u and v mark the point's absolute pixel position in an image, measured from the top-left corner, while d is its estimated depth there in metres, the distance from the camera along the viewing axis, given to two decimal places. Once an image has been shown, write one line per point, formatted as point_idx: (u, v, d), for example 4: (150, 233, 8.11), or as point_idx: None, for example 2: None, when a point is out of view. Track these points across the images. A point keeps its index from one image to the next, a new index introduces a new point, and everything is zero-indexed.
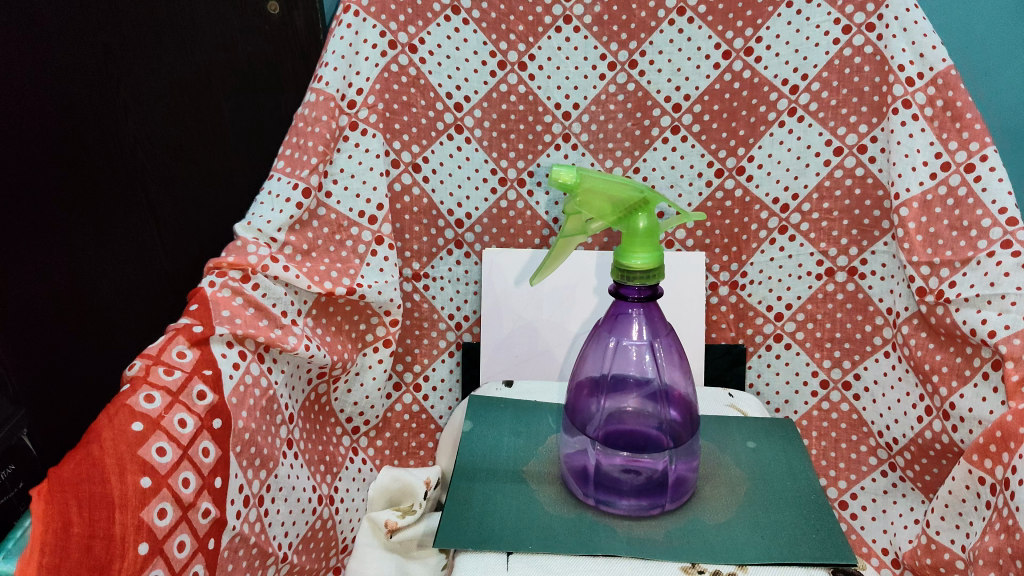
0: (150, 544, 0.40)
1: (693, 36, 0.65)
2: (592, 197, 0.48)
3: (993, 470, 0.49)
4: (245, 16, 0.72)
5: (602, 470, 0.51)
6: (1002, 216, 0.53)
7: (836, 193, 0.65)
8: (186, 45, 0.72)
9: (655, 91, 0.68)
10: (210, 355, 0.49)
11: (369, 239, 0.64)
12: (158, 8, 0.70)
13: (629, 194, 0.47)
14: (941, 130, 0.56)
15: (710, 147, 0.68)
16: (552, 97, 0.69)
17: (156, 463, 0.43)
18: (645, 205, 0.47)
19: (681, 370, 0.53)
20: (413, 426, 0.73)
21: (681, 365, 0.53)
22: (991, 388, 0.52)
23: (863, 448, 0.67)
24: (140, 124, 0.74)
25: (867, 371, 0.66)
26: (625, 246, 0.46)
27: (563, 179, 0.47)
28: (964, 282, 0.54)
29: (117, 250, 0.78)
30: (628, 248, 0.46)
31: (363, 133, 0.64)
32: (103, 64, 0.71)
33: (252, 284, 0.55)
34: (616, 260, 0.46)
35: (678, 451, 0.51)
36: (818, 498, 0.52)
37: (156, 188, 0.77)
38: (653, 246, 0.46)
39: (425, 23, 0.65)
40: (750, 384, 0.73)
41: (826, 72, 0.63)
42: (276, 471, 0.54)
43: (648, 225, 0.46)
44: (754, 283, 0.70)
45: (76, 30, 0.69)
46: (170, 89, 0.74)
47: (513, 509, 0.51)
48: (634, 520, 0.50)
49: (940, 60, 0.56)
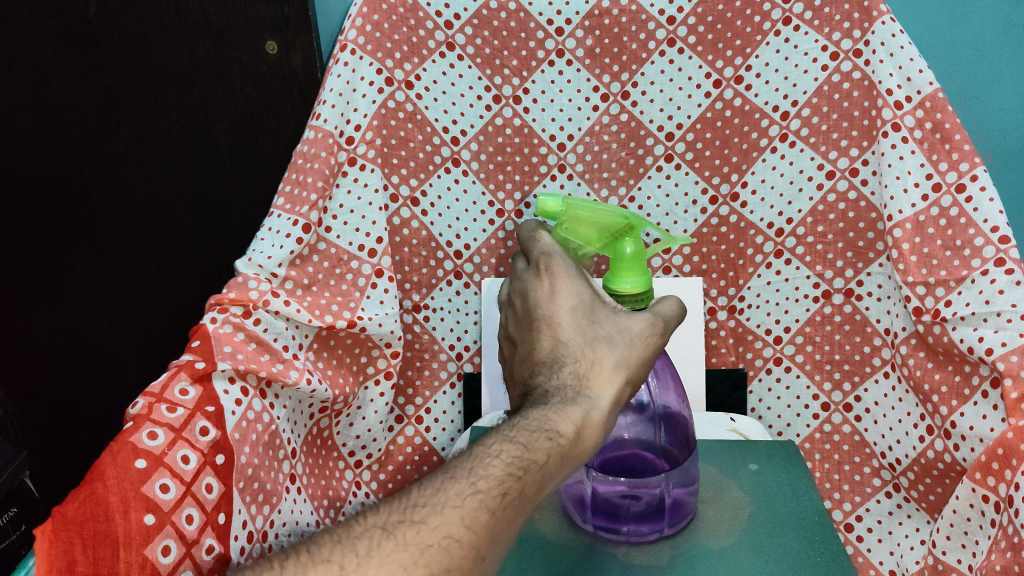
0: None
1: (683, 66, 0.67)
2: (579, 221, 0.54)
3: (997, 488, 0.49)
4: (246, 59, 0.72)
5: (599, 494, 0.51)
6: (994, 234, 0.53)
7: (830, 217, 0.66)
8: (187, 85, 0.73)
9: (648, 121, 0.69)
10: (212, 392, 0.50)
11: (369, 272, 0.65)
12: (159, 50, 0.71)
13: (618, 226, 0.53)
14: (931, 152, 0.57)
15: (704, 174, 0.69)
16: (547, 130, 0.70)
17: (160, 500, 0.43)
18: (629, 230, 0.52)
19: (675, 394, 0.55)
20: (417, 459, 0.72)
21: (675, 391, 0.55)
22: (991, 405, 0.52)
23: (866, 469, 0.66)
24: (140, 167, 0.76)
25: (868, 393, 0.66)
26: (614, 271, 0.50)
27: (549, 207, 0.54)
28: (960, 301, 0.55)
29: (119, 293, 0.82)
30: (617, 272, 0.50)
31: (361, 168, 0.65)
32: (104, 106, 0.73)
33: (254, 319, 0.55)
34: (607, 285, 0.50)
35: (673, 475, 0.51)
36: (822, 520, 0.52)
37: (154, 229, 0.80)
38: (639, 274, 0.50)
39: (421, 60, 0.66)
40: (751, 408, 0.72)
41: (816, 98, 0.64)
42: (280, 505, 0.54)
43: (634, 251, 0.50)
44: (752, 307, 0.70)
45: (77, 73, 0.71)
46: (168, 131, 0.75)
47: (517, 541, 0.52)
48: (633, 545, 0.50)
49: (927, 83, 0.57)
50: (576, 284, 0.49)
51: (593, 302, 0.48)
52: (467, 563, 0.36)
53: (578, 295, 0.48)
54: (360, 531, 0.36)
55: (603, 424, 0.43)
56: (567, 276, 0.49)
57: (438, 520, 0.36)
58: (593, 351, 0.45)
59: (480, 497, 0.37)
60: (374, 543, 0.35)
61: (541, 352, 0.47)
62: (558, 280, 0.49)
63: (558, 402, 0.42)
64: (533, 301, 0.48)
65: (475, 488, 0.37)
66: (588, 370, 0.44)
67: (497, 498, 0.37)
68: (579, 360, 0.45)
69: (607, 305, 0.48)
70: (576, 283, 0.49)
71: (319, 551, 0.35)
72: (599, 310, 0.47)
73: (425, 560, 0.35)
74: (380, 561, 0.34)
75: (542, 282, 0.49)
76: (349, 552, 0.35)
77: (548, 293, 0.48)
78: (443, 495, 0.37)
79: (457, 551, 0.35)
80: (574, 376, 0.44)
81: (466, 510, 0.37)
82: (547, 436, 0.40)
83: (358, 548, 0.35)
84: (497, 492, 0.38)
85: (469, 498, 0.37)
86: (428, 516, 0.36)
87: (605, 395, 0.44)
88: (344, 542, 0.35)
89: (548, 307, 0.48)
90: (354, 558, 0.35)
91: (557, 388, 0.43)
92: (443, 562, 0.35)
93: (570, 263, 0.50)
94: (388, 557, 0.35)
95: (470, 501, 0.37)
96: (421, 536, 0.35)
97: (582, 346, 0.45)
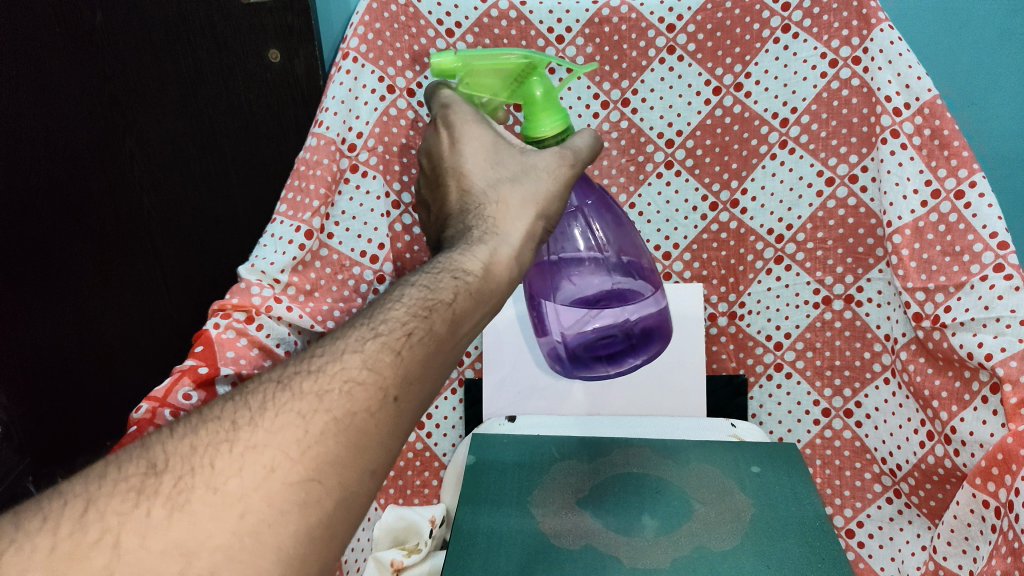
0: None
1: (683, 74, 0.67)
2: (478, 76, 0.51)
3: (997, 493, 0.49)
4: (248, 67, 0.71)
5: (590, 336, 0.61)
6: (993, 240, 0.54)
7: (829, 223, 0.66)
8: (191, 95, 0.73)
9: (648, 128, 0.70)
10: (213, 397, 0.52)
11: (371, 278, 0.66)
12: (165, 60, 0.71)
13: (514, 68, 0.51)
14: (930, 158, 0.57)
15: (704, 181, 0.70)
16: None
17: None
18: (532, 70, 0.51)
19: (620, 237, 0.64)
20: (417, 465, 0.72)
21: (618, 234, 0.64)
22: (991, 411, 0.53)
23: (867, 475, 0.66)
24: (146, 174, 0.77)
25: (868, 398, 0.66)
26: (531, 117, 0.52)
27: (448, 64, 0.50)
28: (959, 306, 0.55)
29: (123, 298, 0.83)
30: (535, 117, 0.52)
31: (364, 175, 0.65)
32: (111, 114, 0.73)
33: (257, 324, 0.56)
34: (529, 132, 0.52)
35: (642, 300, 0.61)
36: (823, 524, 0.52)
37: (160, 237, 0.81)
38: (555, 112, 0.52)
39: (423, 67, 0.67)
40: (753, 414, 0.72)
41: (815, 105, 0.64)
42: None
43: (545, 92, 0.52)
44: (753, 313, 0.71)
45: (84, 81, 0.71)
46: (174, 138, 0.76)
47: (521, 543, 0.52)
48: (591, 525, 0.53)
49: (926, 90, 0.57)
50: (478, 129, 0.49)
51: (497, 144, 0.48)
52: (375, 405, 0.32)
53: (481, 139, 0.48)
54: (254, 386, 0.32)
55: (519, 259, 0.43)
56: (466, 122, 0.49)
57: (336, 366, 0.33)
58: (499, 190, 0.46)
59: (381, 339, 0.34)
60: (268, 396, 0.32)
61: (452, 206, 0.47)
62: (459, 129, 0.49)
63: (468, 244, 0.42)
64: (438, 155, 0.49)
65: (375, 332, 0.35)
66: (499, 210, 0.45)
67: (402, 338, 0.35)
68: (488, 197, 0.46)
69: (510, 146, 0.48)
70: (478, 127, 0.49)
71: (208, 411, 0.32)
72: (502, 152, 0.48)
73: (323, 404, 0.31)
74: (273, 412, 0.31)
75: (444, 133, 0.49)
76: (240, 410, 0.31)
77: (461, 142, 0.48)
78: (342, 342, 0.34)
79: (361, 393, 0.32)
80: (481, 212, 0.45)
81: (366, 354, 0.34)
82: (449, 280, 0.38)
83: (250, 402, 0.31)
84: (399, 334, 0.35)
85: (371, 342, 0.34)
86: (325, 364, 0.33)
87: (517, 224, 0.44)
88: (236, 398, 0.32)
89: (454, 158, 0.48)
90: (246, 413, 0.31)
91: (464, 231, 0.44)
92: (345, 405, 0.32)
93: (468, 109, 0.50)
94: (283, 407, 0.31)
95: (370, 344, 0.34)
96: (318, 383, 0.32)
97: (489, 191, 0.46)
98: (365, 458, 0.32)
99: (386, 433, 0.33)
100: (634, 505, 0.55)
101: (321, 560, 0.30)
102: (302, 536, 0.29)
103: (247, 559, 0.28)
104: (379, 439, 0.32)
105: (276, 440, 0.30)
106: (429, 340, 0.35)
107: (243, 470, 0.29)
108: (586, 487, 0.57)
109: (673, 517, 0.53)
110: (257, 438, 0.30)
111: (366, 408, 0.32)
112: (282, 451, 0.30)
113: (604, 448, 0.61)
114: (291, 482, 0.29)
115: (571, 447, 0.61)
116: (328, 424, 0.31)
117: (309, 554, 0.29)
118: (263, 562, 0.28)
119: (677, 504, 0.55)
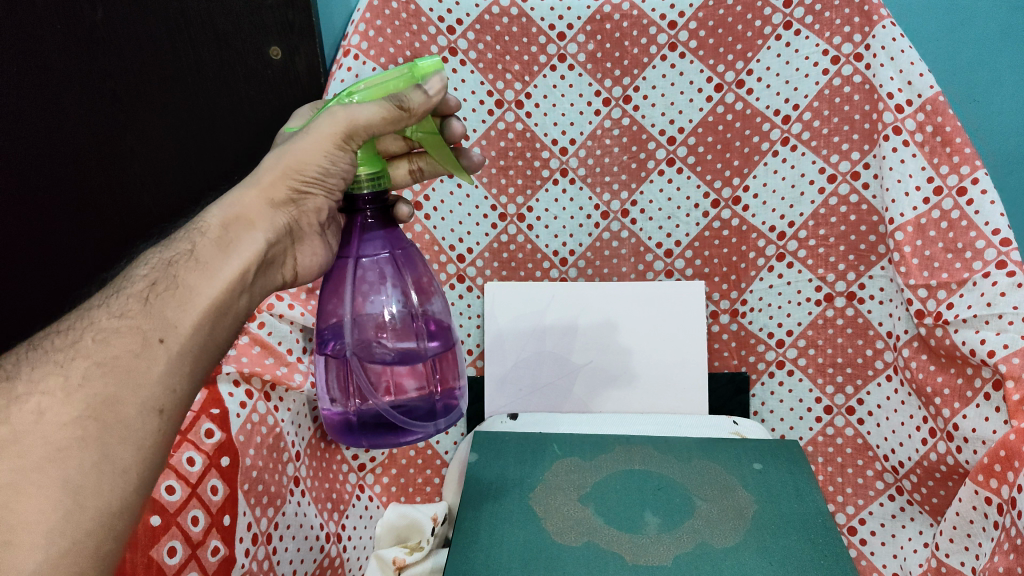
0: (185, 552, 0.44)
1: (685, 71, 0.67)
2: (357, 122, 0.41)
3: (999, 489, 0.49)
4: (247, 61, 0.68)
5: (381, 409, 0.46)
6: (996, 237, 0.53)
7: (831, 220, 0.66)
8: (191, 90, 0.68)
9: (649, 125, 0.70)
10: (217, 394, 0.50)
11: None
12: (162, 54, 0.66)
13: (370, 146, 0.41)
14: (932, 155, 0.57)
15: (706, 178, 0.70)
16: (549, 133, 0.71)
17: (186, 474, 0.46)
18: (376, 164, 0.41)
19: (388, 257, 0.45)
20: (419, 462, 0.72)
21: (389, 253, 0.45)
22: (993, 407, 0.52)
23: (869, 472, 0.66)
24: (145, 169, 0.70)
25: (870, 396, 0.66)
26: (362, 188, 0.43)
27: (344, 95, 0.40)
28: (961, 303, 0.55)
29: None
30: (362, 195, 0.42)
31: None
32: (111, 111, 0.67)
33: (258, 322, 0.56)
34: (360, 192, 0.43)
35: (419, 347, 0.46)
36: (825, 521, 0.52)
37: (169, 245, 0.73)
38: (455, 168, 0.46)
39: None
40: (754, 412, 0.73)
41: (817, 102, 0.64)
42: (285, 508, 0.54)
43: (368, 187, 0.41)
44: (755, 310, 0.71)
45: (83, 75, 0.64)
46: (177, 135, 0.69)
47: (521, 542, 0.52)
48: (589, 533, 0.52)
49: (928, 86, 0.57)
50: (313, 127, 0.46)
51: None
52: (134, 347, 0.31)
53: None
54: (13, 352, 0.31)
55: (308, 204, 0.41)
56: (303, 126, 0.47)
57: (89, 324, 0.32)
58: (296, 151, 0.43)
59: (129, 293, 0.33)
60: (23, 357, 0.31)
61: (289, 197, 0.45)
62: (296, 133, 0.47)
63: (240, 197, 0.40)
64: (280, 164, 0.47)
65: (124, 289, 0.34)
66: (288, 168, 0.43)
67: (149, 286, 0.33)
68: None
69: None
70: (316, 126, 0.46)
71: None
72: None
73: (79, 353, 0.30)
74: (25, 369, 0.30)
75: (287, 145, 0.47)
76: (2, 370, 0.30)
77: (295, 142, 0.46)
78: (93, 307, 0.33)
79: (114, 340, 0.31)
80: None
81: (116, 308, 0.32)
82: (200, 226, 0.37)
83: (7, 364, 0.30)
84: (146, 287, 0.33)
85: (117, 298, 0.33)
86: (77, 324, 0.32)
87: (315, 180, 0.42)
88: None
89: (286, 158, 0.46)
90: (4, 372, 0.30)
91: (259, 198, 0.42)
92: (101, 350, 0.30)
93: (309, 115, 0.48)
94: (37, 363, 0.30)
95: (118, 300, 0.33)
96: (69, 339, 0.31)
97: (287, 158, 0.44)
98: (141, 395, 0.30)
99: (157, 372, 0.31)
100: (635, 502, 0.55)
101: (115, 493, 0.28)
102: (88, 468, 0.28)
103: (30, 490, 0.26)
104: (153, 376, 0.31)
105: (37, 388, 0.29)
106: (190, 282, 0.34)
107: (10, 416, 0.28)
108: (588, 484, 0.57)
109: (676, 514, 0.53)
110: (18, 391, 0.29)
111: (124, 350, 0.31)
112: (44, 396, 0.28)
113: (604, 446, 0.61)
114: (61, 421, 0.28)
115: (573, 445, 0.62)
116: (87, 368, 0.30)
117: (96, 482, 0.28)
118: (47, 492, 0.26)
119: (679, 501, 0.55)
